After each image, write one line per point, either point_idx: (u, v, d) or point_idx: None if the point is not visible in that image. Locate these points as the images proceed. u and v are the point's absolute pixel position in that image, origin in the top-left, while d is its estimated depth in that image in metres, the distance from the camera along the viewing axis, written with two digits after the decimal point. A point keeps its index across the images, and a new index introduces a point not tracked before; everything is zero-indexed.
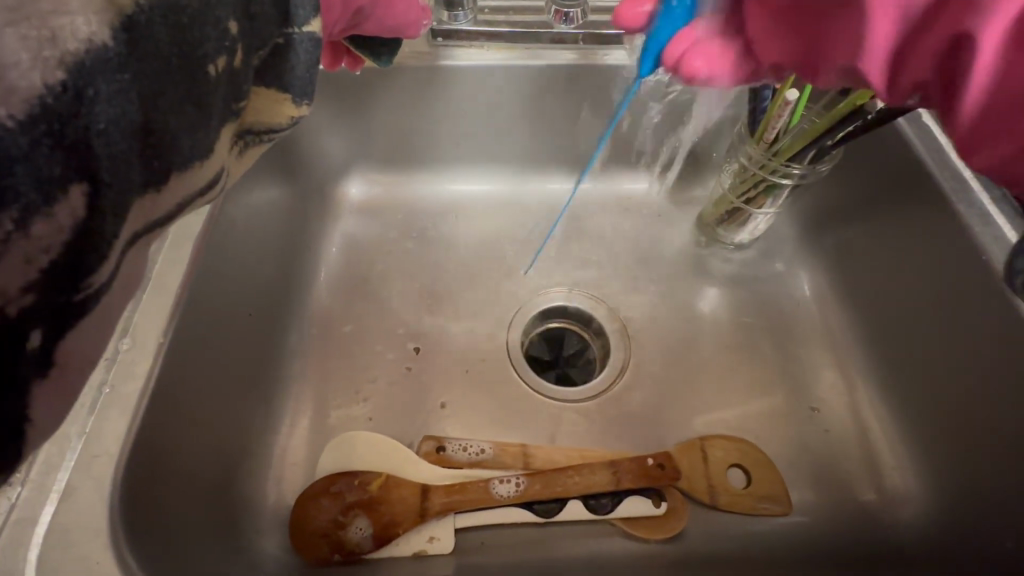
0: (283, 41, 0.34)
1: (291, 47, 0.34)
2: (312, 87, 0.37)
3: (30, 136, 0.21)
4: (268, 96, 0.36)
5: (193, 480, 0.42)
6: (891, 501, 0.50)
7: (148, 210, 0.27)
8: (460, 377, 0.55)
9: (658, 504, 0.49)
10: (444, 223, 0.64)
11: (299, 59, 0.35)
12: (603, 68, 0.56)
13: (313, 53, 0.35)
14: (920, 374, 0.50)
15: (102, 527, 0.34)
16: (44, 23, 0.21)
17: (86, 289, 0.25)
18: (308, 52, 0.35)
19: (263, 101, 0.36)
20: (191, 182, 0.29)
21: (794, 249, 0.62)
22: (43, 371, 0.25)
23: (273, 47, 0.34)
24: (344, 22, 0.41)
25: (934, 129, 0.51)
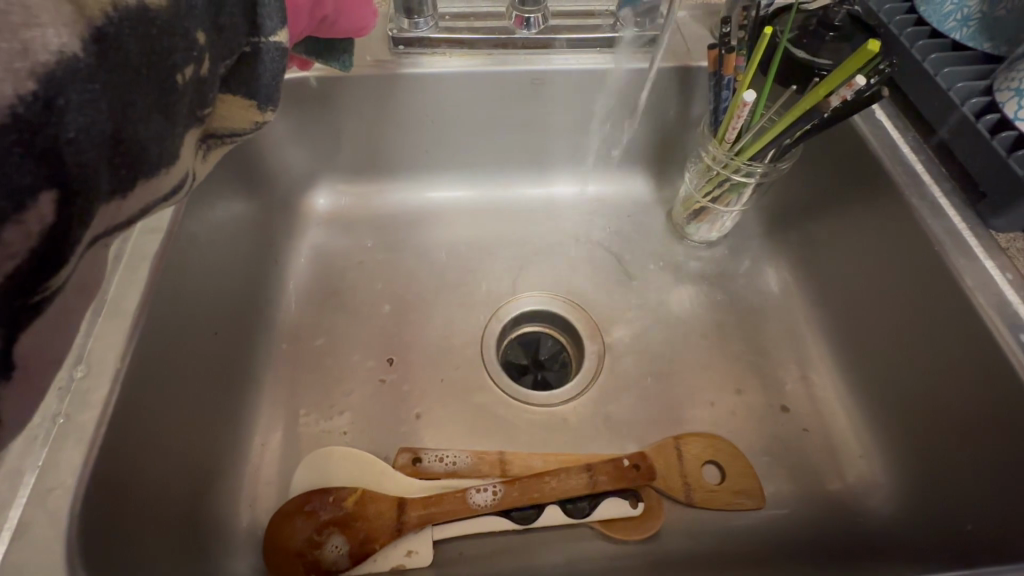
0: (250, 49, 0.34)
1: (257, 55, 0.35)
2: (277, 93, 0.37)
3: (2, 144, 0.21)
4: (234, 103, 0.36)
5: (160, 503, 0.41)
6: (860, 490, 0.51)
7: (113, 213, 0.28)
8: (436, 386, 0.55)
9: (635, 505, 0.49)
10: (414, 232, 0.63)
11: (265, 68, 0.35)
12: (563, 75, 0.56)
13: (280, 62, 0.36)
14: (881, 360, 0.52)
15: (57, 562, 0.32)
16: (15, 35, 0.21)
17: (42, 291, 0.25)
18: (275, 61, 0.35)
19: (229, 109, 0.36)
20: (158, 187, 0.30)
21: (760, 245, 0.63)
22: (4, 373, 0.25)
23: (239, 55, 0.34)
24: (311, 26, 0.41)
25: (885, 123, 0.52)
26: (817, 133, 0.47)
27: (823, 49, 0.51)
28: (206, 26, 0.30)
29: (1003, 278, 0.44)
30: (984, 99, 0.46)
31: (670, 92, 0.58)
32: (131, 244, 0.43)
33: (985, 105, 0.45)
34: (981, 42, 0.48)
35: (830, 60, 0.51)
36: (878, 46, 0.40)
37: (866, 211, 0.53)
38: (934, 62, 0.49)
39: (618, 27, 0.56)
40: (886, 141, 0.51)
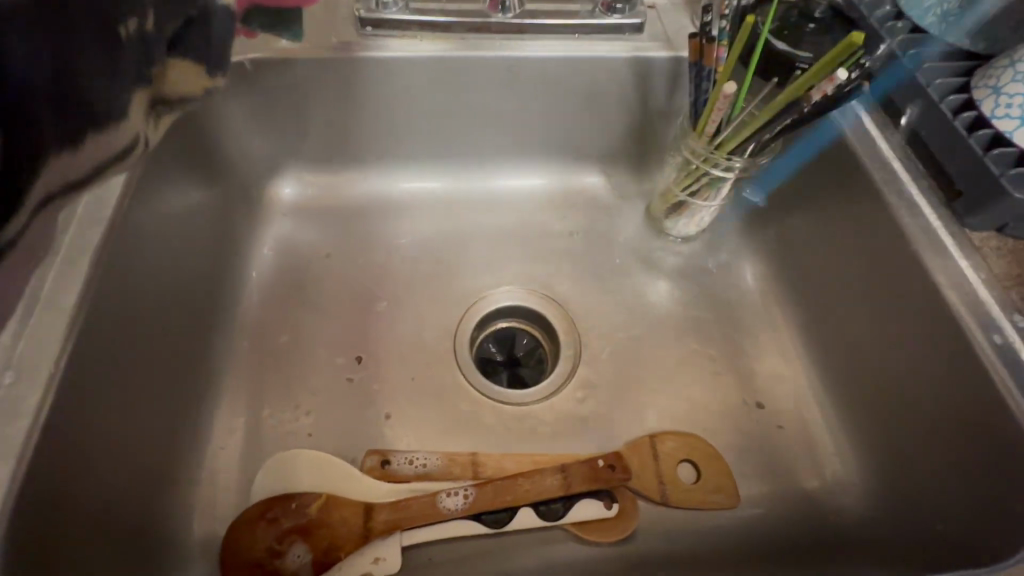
0: (198, 13, 0.32)
1: (207, 18, 0.33)
2: (227, 59, 0.35)
3: None
4: (186, 68, 0.33)
5: (100, 513, 0.38)
6: (834, 489, 0.51)
7: (65, 169, 0.27)
8: (407, 386, 0.53)
9: (610, 506, 0.48)
10: (385, 224, 0.61)
11: (214, 30, 0.34)
12: (541, 62, 0.54)
13: (228, 24, 0.34)
14: (856, 357, 0.52)
15: None
16: None
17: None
18: (223, 24, 0.34)
19: (180, 71, 0.33)
20: (110, 143, 0.29)
21: (739, 241, 0.62)
22: None
23: (188, 18, 0.32)
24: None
25: (864, 116, 0.52)
26: (797, 127, 0.46)
27: (805, 41, 0.52)
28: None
29: (977, 277, 0.44)
30: (963, 95, 0.45)
31: (653, 82, 0.57)
32: (67, 240, 0.40)
33: (963, 103, 0.45)
34: (961, 36, 0.48)
35: (811, 52, 0.51)
36: (862, 38, 0.38)
37: (844, 209, 0.52)
38: (913, 57, 0.48)
39: (597, 13, 0.54)
40: (866, 138, 0.51)
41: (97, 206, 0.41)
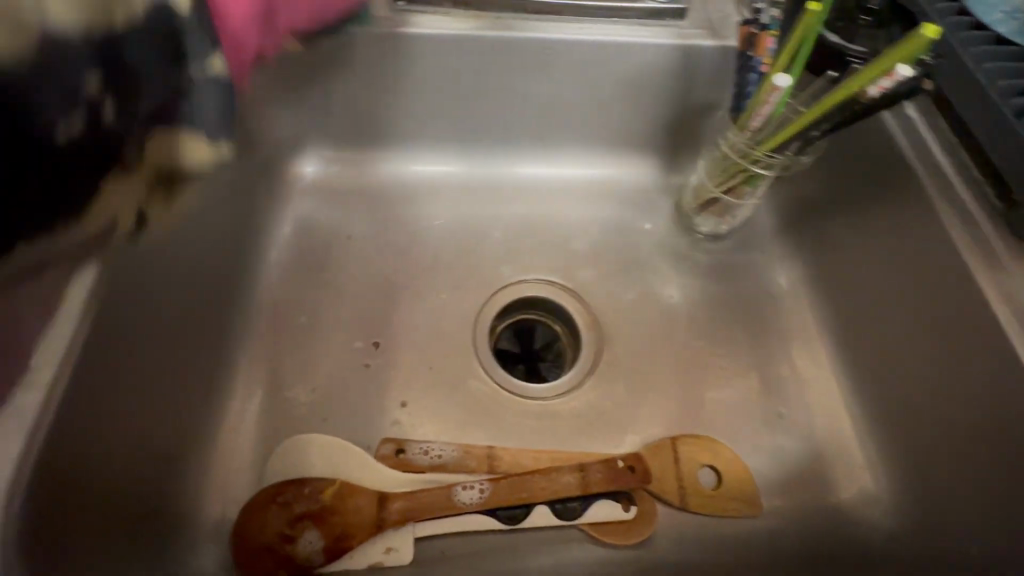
0: (173, 87, 0.30)
1: (185, 91, 0.31)
2: (224, 125, 0.34)
3: None
4: (171, 141, 0.32)
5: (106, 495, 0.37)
6: (861, 504, 0.50)
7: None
8: (423, 375, 0.52)
9: (628, 508, 0.47)
10: (408, 207, 0.59)
11: (198, 99, 0.32)
12: (576, 46, 0.52)
13: (216, 93, 0.33)
14: (892, 370, 0.50)
15: None
16: None
17: None
18: (208, 94, 0.32)
19: (175, 146, 0.32)
20: (66, 236, 0.28)
21: (773, 242, 0.60)
22: None
23: (164, 94, 0.30)
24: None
25: (915, 121, 0.49)
26: (847, 124, 0.44)
27: (859, 36, 0.49)
28: (110, 70, 0.27)
29: None
30: None
31: (695, 71, 0.54)
32: None
33: None
34: None
35: (865, 48, 0.49)
36: (936, 32, 0.35)
37: (888, 214, 0.50)
38: (976, 55, 0.44)
39: None
40: (917, 139, 0.48)
41: None
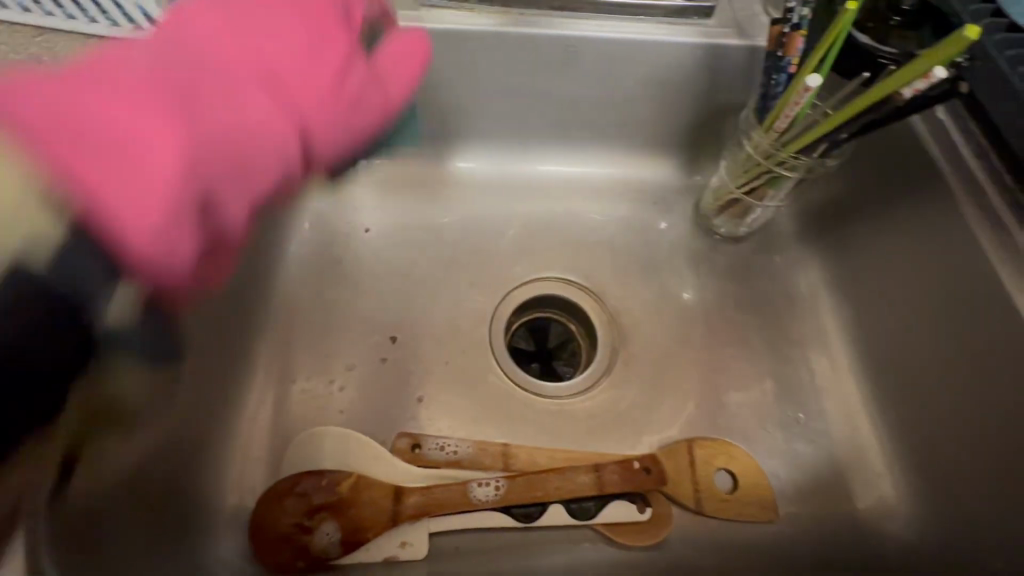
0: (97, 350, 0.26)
1: (114, 342, 0.27)
2: (160, 339, 0.29)
3: None
4: (101, 394, 0.32)
5: (129, 482, 0.38)
6: (880, 513, 0.49)
7: None
8: (439, 370, 0.52)
9: (643, 509, 0.47)
10: (426, 203, 0.59)
11: (130, 343, 0.27)
12: (600, 44, 0.51)
13: (147, 329, 0.27)
14: (914, 378, 0.49)
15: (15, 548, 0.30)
16: None
17: None
18: (139, 335, 0.27)
19: (125, 373, 0.32)
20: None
21: (795, 246, 0.59)
22: None
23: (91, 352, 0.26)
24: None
25: (945, 124, 0.48)
26: (878, 125, 0.43)
27: (890, 36, 0.48)
28: (58, 308, 0.23)
29: None
30: None
31: (721, 70, 0.53)
32: None
33: None
34: None
35: (895, 48, 0.47)
36: (977, 34, 0.33)
37: (915, 220, 0.49)
38: (1010, 59, 0.42)
39: None
40: (947, 143, 0.47)
41: None
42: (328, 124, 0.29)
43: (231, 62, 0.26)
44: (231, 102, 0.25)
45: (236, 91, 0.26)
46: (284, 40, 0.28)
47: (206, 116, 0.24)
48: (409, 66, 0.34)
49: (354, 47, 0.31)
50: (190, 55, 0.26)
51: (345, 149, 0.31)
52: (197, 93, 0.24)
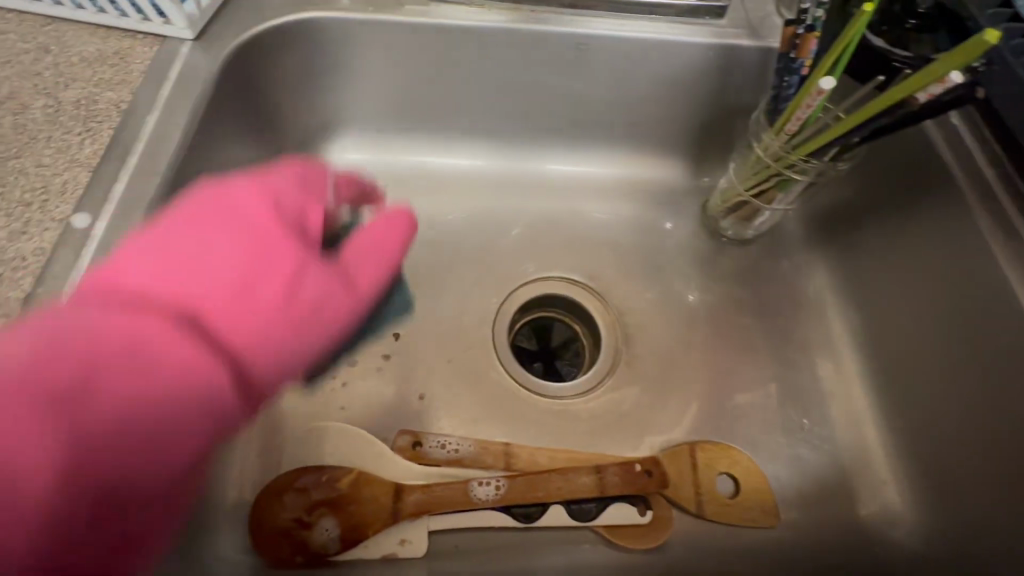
0: None
1: None
2: None
3: None
4: None
5: None
6: (884, 522, 0.49)
7: None
8: (443, 367, 0.52)
9: (643, 513, 0.46)
10: (431, 200, 0.59)
11: None
12: (610, 42, 0.51)
13: None
14: (922, 386, 0.49)
15: None
16: None
17: None
18: None
19: None
20: None
21: (802, 250, 0.59)
22: None
23: None
24: (352, 190, 0.44)
25: (959, 129, 0.47)
26: (890, 131, 0.42)
27: (906, 39, 0.47)
28: None
29: None
30: None
31: (732, 70, 0.52)
32: (125, 190, 0.39)
33: None
34: None
35: (910, 52, 0.47)
36: (997, 38, 0.33)
37: (925, 227, 0.48)
38: None
39: None
40: (960, 150, 0.46)
41: (152, 158, 0.41)
42: (266, 357, 0.32)
43: (155, 314, 0.29)
44: (155, 355, 0.28)
45: (166, 337, 0.28)
46: (215, 298, 0.31)
47: (140, 387, 0.27)
48: (390, 245, 0.39)
49: (298, 269, 0.33)
50: (113, 316, 0.28)
51: (293, 370, 0.33)
52: (147, 340, 0.28)
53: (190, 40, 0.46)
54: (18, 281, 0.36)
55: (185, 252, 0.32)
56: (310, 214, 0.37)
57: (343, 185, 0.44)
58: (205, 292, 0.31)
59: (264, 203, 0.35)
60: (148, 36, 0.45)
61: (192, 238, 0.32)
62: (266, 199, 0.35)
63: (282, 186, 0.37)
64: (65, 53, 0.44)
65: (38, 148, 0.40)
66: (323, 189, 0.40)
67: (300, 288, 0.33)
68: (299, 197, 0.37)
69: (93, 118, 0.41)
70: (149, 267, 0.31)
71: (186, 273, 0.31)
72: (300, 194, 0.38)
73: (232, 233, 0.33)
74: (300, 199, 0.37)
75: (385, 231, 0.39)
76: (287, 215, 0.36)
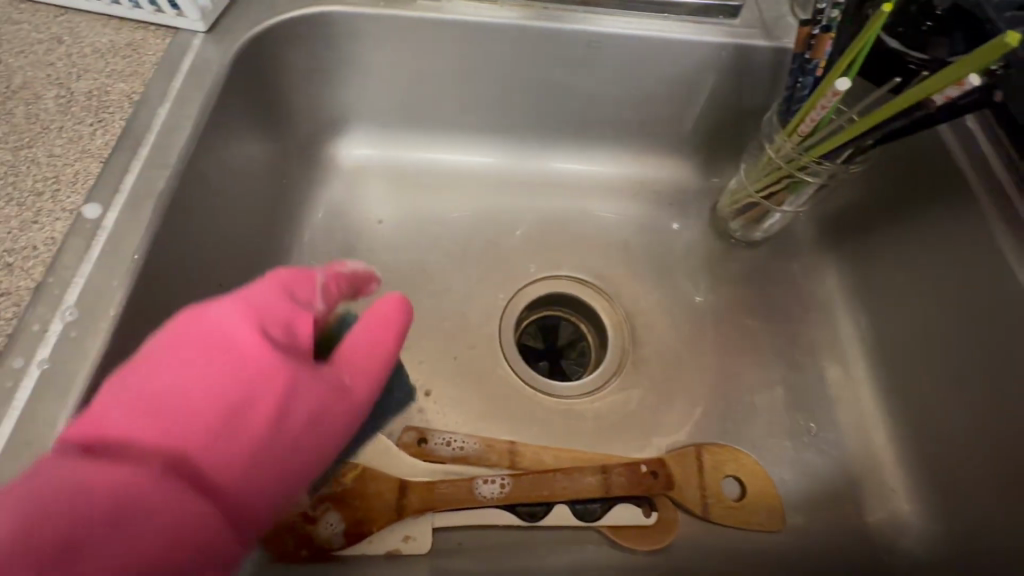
0: None
1: None
2: None
3: None
4: None
5: None
6: (890, 528, 0.49)
7: None
8: (448, 364, 0.51)
9: (648, 513, 0.46)
10: (440, 197, 0.59)
11: None
12: (623, 41, 0.50)
13: None
14: (932, 392, 0.48)
15: None
16: None
17: None
18: None
19: None
20: None
21: (811, 253, 0.58)
22: None
23: None
24: (345, 289, 0.38)
25: (975, 132, 0.46)
26: (903, 134, 0.42)
27: (922, 42, 0.47)
28: None
29: None
30: None
31: (745, 71, 0.52)
32: (136, 181, 0.40)
33: None
34: None
35: (926, 54, 0.46)
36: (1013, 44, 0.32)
37: (937, 232, 0.48)
38: None
39: None
40: (976, 153, 0.46)
41: (163, 150, 0.41)
42: (257, 495, 0.30)
43: (137, 476, 0.26)
44: (149, 521, 0.26)
45: (153, 499, 0.26)
46: (200, 444, 0.28)
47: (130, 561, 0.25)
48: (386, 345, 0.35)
49: (292, 395, 0.31)
50: (93, 487, 0.25)
51: (288, 495, 0.32)
52: (136, 510, 0.25)
53: (203, 32, 0.46)
54: (28, 270, 0.36)
55: (164, 395, 0.28)
56: (300, 325, 0.33)
57: (333, 285, 0.38)
58: (194, 438, 0.28)
59: (249, 324, 0.31)
60: (160, 28, 0.46)
61: (171, 379, 0.29)
62: (251, 322, 0.31)
63: (266, 299, 0.33)
64: (78, 44, 0.44)
65: (50, 138, 0.40)
66: (312, 293, 0.35)
67: (291, 416, 0.31)
68: (287, 306, 0.33)
69: (105, 109, 0.42)
70: (125, 417, 0.27)
71: (167, 421, 0.28)
72: (288, 304, 0.33)
73: (214, 365, 0.30)
74: (289, 310, 0.33)
75: (381, 332, 0.35)
76: (274, 334, 0.32)
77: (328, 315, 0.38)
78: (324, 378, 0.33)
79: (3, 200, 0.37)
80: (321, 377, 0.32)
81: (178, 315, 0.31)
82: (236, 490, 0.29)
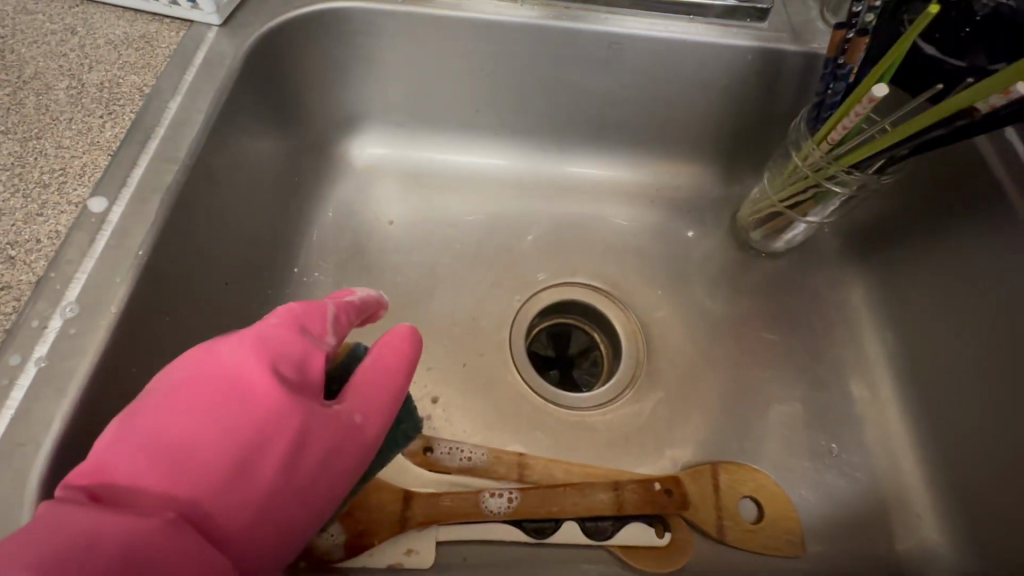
0: None
1: None
2: None
3: None
4: None
5: None
6: (915, 558, 0.46)
7: None
8: (457, 371, 0.50)
9: (661, 534, 0.44)
10: (453, 199, 0.57)
11: None
12: (646, 42, 0.49)
13: None
14: (962, 416, 0.46)
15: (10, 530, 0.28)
16: None
17: None
18: None
19: None
20: None
21: (836, 266, 0.56)
22: None
23: None
24: (353, 318, 0.36)
25: (1017, 144, 0.44)
26: (938, 145, 0.39)
27: (959, 48, 0.45)
28: None
29: None
30: None
31: (771, 76, 0.50)
32: (144, 174, 0.39)
33: None
34: None
35: (964, 62, 0.44)
36: None
37: (974, 249, 0.46)
38: None
39: None
40: (1017, 166, 0.44)
41: (173, 144, 0.40)
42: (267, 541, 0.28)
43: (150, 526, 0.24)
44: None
45: (169, 551, 0.23)
46: (209, 490, 0.27)
47: None
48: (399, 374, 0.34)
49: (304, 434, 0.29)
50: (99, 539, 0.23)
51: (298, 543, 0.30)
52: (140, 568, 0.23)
53: (218, 25, 0.45)
54: (31, 264, 0.34)
55: (174, 438, 0.27)
56: (312, 362, 0.32)
57: (343, 315, 0.36)
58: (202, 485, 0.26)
59: (259, 361, 0.30)
60: (175, 21, 0.45)
61: (180, 422, 0.27)
62: (261, 360, 0.30)
63: (277, 335, 0.31)
64: (92, 35, 0.43)
65: (60, 129, 0.39)
66: (324, 326, 0.34)
67: (301, 459, 0.29)
68: (299, 341, 0.31)
69: (116, 101, 0.41)
70: (132, 462, 0.26)
71: (176, 467, 0.26)
72: (299, 339, 0.32)
73: (224, 407, 0.28)
74: (300, 346, 0.32)
75: (393, 366, 0.33)
76: (285, 372, 0.30)
77: (340, 346, 0.36)
78: (335, 417, 0.31)
79: (9, 190, 0.36)
80: (331, 418, 0.31)
81: (188, 353, 0.30)
82: (247, 538, 0.27)
